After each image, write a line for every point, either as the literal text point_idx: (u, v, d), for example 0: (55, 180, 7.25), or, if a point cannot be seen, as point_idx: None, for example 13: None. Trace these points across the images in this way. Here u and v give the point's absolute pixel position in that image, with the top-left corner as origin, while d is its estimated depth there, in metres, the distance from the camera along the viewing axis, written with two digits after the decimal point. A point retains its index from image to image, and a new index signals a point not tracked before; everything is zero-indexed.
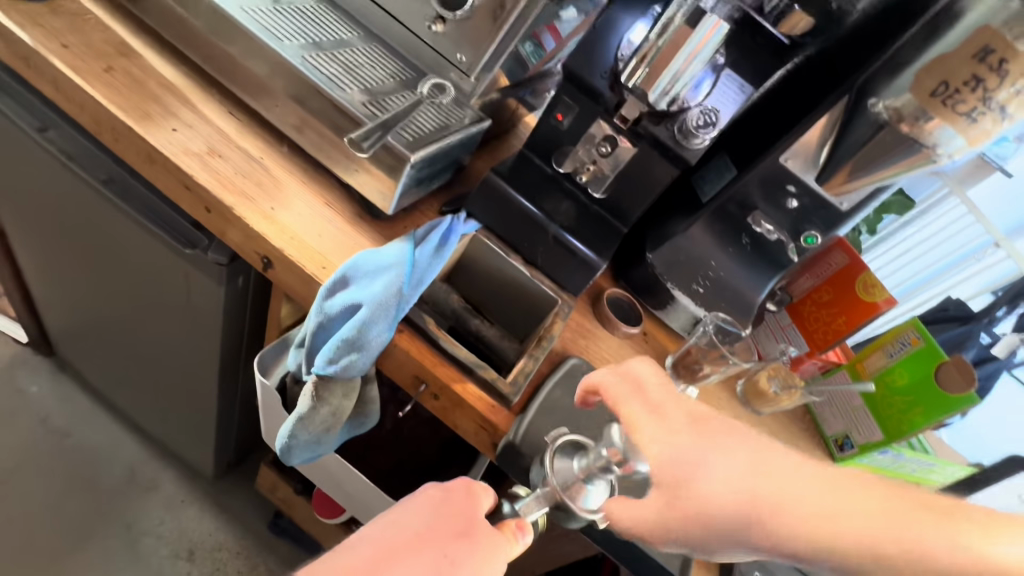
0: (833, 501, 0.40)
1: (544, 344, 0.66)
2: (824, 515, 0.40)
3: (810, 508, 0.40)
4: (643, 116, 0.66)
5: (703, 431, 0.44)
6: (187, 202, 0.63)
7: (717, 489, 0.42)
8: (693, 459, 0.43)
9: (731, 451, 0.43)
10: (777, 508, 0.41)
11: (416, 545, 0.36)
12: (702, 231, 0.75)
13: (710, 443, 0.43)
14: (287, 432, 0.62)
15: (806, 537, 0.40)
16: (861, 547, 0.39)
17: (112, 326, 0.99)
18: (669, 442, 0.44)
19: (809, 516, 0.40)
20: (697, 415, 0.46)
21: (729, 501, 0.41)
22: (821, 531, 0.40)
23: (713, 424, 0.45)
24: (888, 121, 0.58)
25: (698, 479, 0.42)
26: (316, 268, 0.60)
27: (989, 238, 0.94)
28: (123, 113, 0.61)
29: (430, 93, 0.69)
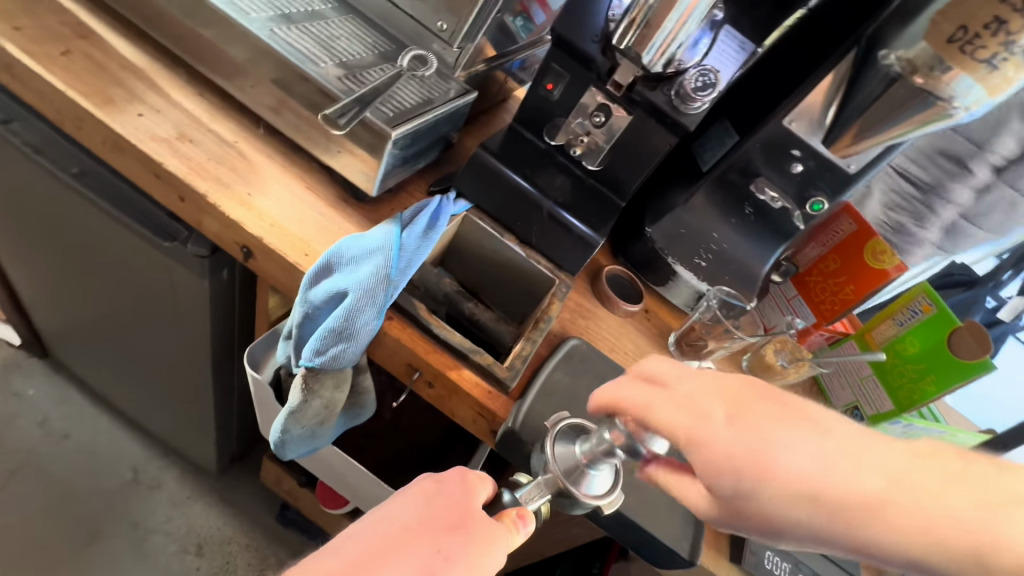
0: (972, 515, 0.32)
1: (541, 327, 0.63)
2: (956, 524, 0.32)
3: (939, 517, 0.33)
4: (637, 81, 0.62)
5: (754, 423, 0.36)
6: (159, 191, 0.59)
7: (793, 493, 0.35)
8: (748, 457, 0.35)
9: (798, 444, 0.35)
10: (890, 515, 0.33)
11: (405, 539, 0.34)
12: (704, 200, 0.73)
13: (767, 436, 0.36)
14: (279, 427, 0.60)
15: (931, 550, 0.32)
16: (1017, 565, 0.31)
17: (100, 325, 0.97)
18: (697, 430, 0.37)
19: (934, 526, 0.33)
20: (742, 397, 0.38)
21: (804, 496, 0.34)
22: (950, 544, 0.32)
23: (766, 408, 0.37)
24: (901, 74, 0.52)
25: (767, 484, 0.35)
26: (299, 255, 0.57)
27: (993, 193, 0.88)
28: (85, 99, 0.58)
29: (411, 65, 0.65)
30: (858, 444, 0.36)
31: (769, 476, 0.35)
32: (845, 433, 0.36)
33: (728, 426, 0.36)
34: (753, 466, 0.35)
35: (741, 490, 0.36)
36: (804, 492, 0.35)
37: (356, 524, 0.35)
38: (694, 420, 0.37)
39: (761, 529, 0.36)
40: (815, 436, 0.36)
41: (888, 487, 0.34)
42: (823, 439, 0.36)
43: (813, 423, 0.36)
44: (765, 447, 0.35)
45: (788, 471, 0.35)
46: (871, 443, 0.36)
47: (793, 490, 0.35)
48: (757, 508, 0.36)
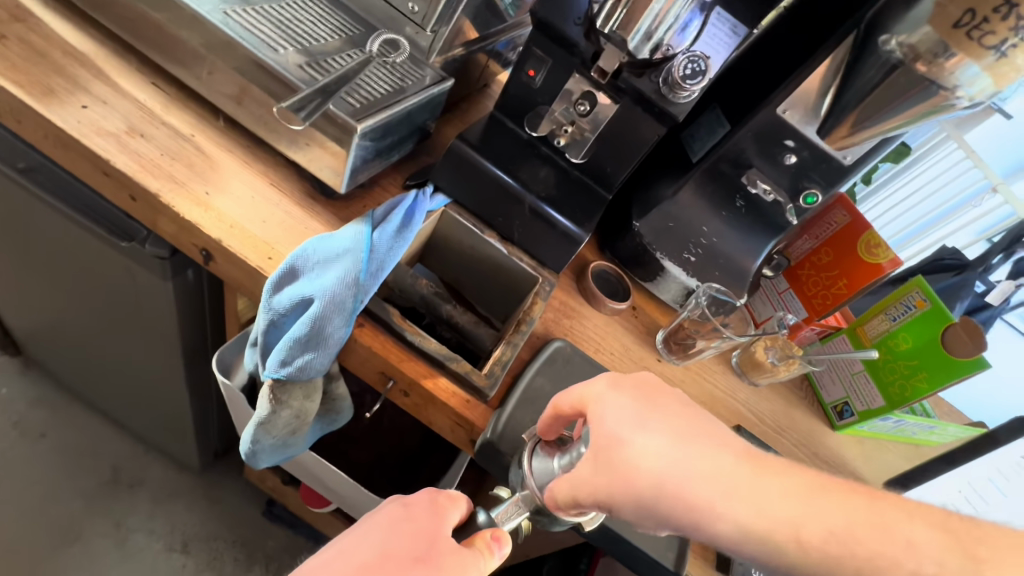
0: (803, 502, 0.33)
1: (523, 329, 0.60)
2: (785, 506, 0.33)
3: (774, 497, 0.34)
4: (623, 67, 0.58)
5: (646, 398, 0.40)
6: (110, 190, 0.55)
7: (653, 459, 0.37)
8: (630, 426, 0.38)
9: (673, 428, 0.38)
10: (728, 485, 0.35)
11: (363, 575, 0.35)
12: (693, 193, 0.69)
13: (655, 416, 0.39)
14: (249, 438, 0.57)
15: (761, 522, 0.33)
16: (830, 545, 0.32)
17: (67, 323, 0.93)
18: (599, 400, 0.41)
19: (768, 503, 0.34)
20: (652, 390, 0.41)
21: (659, 471, 0.36)
22: (776, 521, 0.33)
23: (664, 396, 0.41)
24: (902, 60, 0.50)
25: (633, 443, 0.37)
26: (261, 259, 0.53)
27: (986, 182, 0.84)
28: (22, 90, 0.53)
29: (381, 51, 0.59)
30: (728, 442, 0.38)
31: (638, 437, 0.38)
32: (716, 427, 0.39)
33: (620, 396, 0.40)
34: (626, 429, 0.38)
35: (608, 448, 0.38)
36: (661, 463, 0.36)
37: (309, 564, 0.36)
38: (602, 391, 0.41)
39: (620, 495, 0.37)
40: (690, 418, 0.39)
41: (738, 466, 0.36)
42: (698, 424, 0.39)
43: (694, 413, 0.40)
44: (645, 420, 0.39)
45: (654, 443, 0.37)
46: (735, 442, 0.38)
47: (654, 458, 0.37)
48: (620, 466, 0.37)
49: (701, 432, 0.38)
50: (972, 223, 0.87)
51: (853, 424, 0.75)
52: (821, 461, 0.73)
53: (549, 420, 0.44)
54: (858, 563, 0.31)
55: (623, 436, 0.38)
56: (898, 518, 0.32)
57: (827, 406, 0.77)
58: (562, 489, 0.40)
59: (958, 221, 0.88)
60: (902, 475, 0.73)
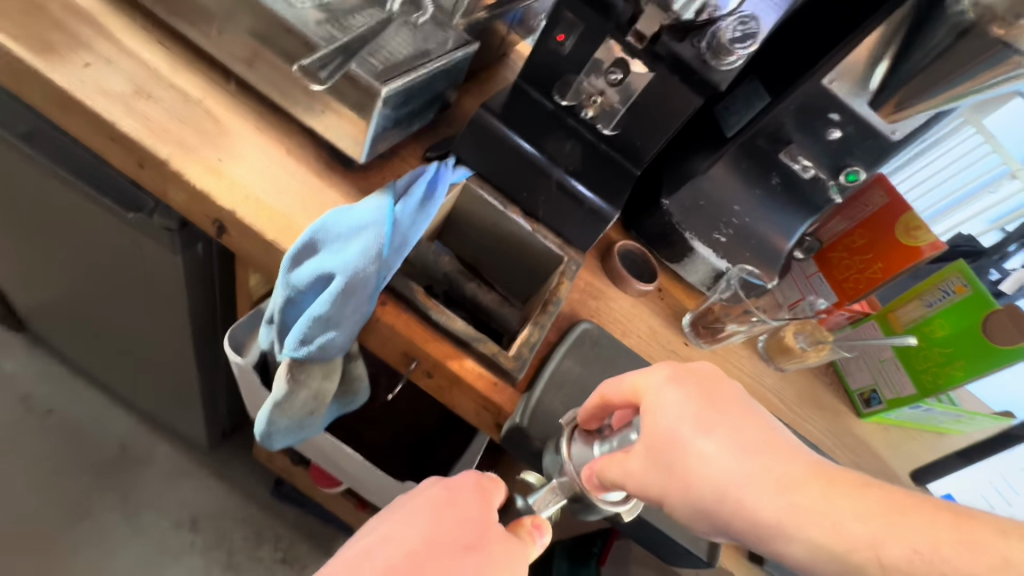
0: (880, 520, 0.30)
1: (550, 310, 0.58)
2: (860, 523, 0.31)
3: (848, 515, 0.31)
4: (663, 31, 0.54)
5: (710, 397, 0.37)
6: (115, 156, 0.52)
7: (714, 463, 0.35)
8: (687, 425, 0.36)
9: (735, 432, 0.36)
10: (793, 498, 0.33)
11: (413, 563, 0.33)
12: (726, 170, 0.65)
13: (713, 415, 0.37)
14: (264, 419, 0.55)
15: (832, 539, 0.31)
16: (917, 567, 0.29)
17: (71, 297, 0.91)
18: (652, 396, 0.38)
19: (840, 521, 0.31)
20: (712, 386, 0.38)
21: (719, 476, 0.34)
22: (853, 541, 0.31)
23: (724, 394, 0.38)
24: (975, 23, 0.48)
25: (694, 447, 0.35)
26: (278, 232, 0.50)
27: (1004, 168, 0.77)
28: (19, 45, 0.49)
29: (403, 10, 0.55)
30: (793, 451, 0.35)
31: (696, 438, 0.36)
32: (776, 435, 0.36)
33: (680, 392, 0.38)
34: (685, 430, 0.36)
35: (666, 448, 0.36)
36: (721, 466, 0.35)
37: (354, 553, 0.33)
38: (655, 387, 0.39)
39: (676, 496, 0.36)
40: (750, 421, 0.37)
41: (806, 480, 0.33)
42: (760, 429, 0.36)
43: (757, 417, 0.37)
44: (707, 421, 0.36)
45: (713, 447, 0.35)
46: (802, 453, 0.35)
47: (715, 465, 0.35)
48: (679, 467, 0.36)
49: (765, 439, 0.36)
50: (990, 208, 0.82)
51: (880, 412, 0.73)
52: (849, 450, 0.71)
53: (593, 408, 0.42)
54: None
55: (683, 436, 0.36)
56: (994, 540, 0.28)
57: (853, 394, 0.74)
58: (608, 471, 0.39)
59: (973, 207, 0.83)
60: (931, 465, 0.72)
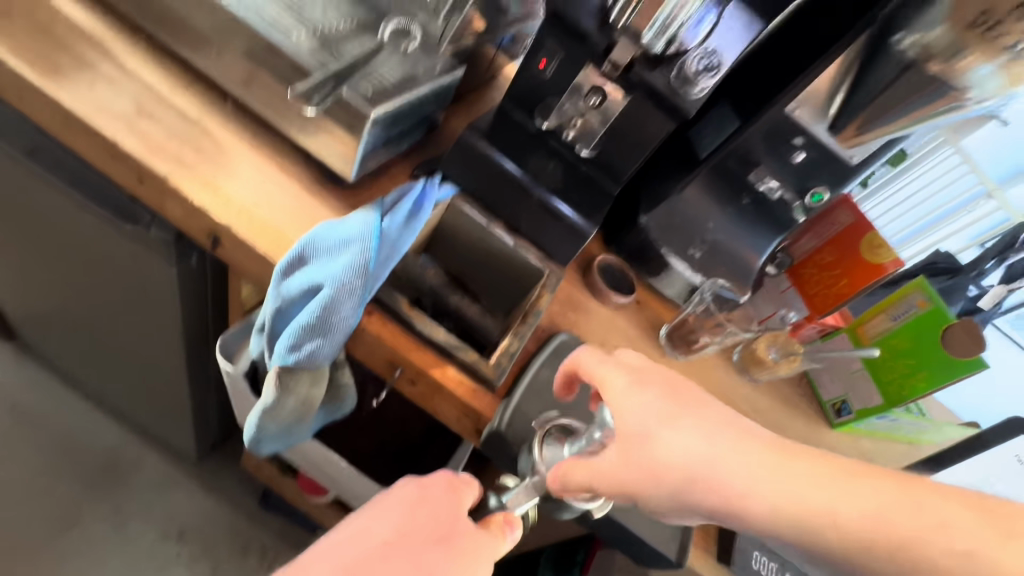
0: (834, 489, 0.36)
1: (530, 321, 0.60)
2: (817, 495, 0.36)
3: (808, 487, 0.36)
4: (636, 60, 0.58)
5: (673, 391, 0.42)
6: (116, 172, 0.55)
7: (682, 451, 0.39)
8: (653, 420, 0.41)
9: (701, 423, 0.40)
10: (758, 475, 0.37)
11: (384, 553, 0.35)
12: (699, 190, 0.69)
13: (679, 411, 0.41)
14: (253, 425, 0.57)
15: (795, 511, 0.36)
16: (866, 526, 0.34)
17: (65, 307, 0.92)
18: (622, 394, 0.43)
19: (800, 493, 0.36)
20: (674, 384, 0.43)
21: (685, 464, 0.39)
22: (813, 509, 0.35)
23: (687, 393, 0.42)
24: (915, 60, 0.53)
25: (660, 437, 0.40)
26: (270, 245, 0.53)
27: (982, 188, 0.83)
28: (28, 67, 0.52)
29: (393, 39, 0.59)
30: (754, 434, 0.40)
31: (666, 432, 0.40)
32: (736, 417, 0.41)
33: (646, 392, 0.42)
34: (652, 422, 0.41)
35: (639, 441, 0.41)
36: (689, 453, 0.39)
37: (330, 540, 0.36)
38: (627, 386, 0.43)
39: (649, 482, 0.40)
40: (711, 407, 0.42)
41: (769, 457, 0.38)
42: (719, 414, 0.41)
43: (720, 410, 0.42)
44: (676, 415, 0.41)
45: (677, 445, 0.39)
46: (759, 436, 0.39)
47: (685, 453, 0.39)
48: (653, 458, 0.40)
49: (730, 426, 0.40)
50: (969, 227, 0.86)
51: (850, 422, 0.76)
52: None
53: (566, 376, 0.48)
54: (892, 544, 0.34)
55: (654, 430, 0.40)
56: (929, 495, 0.34)
57: (825, 404, 0.77)
58: (575, 473, 0.43)
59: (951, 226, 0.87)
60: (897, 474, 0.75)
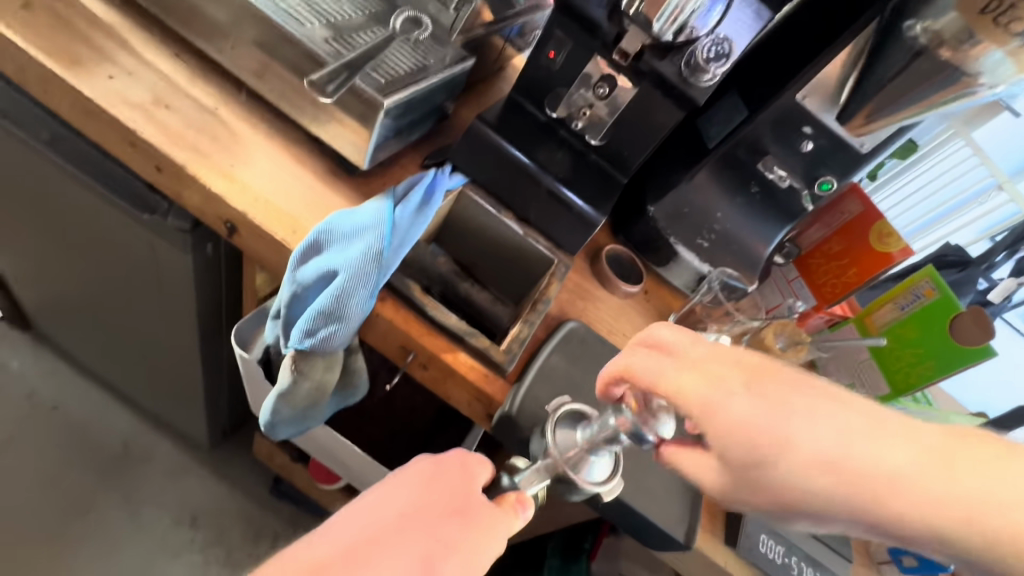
0: (1006, 486, 0.30)
1: (539, 309, 0.61)
2: (986, 497, 0.29)
3: (975, 486, 0.30)
4: (645, 49, 0.58)
5: (773, 393, 0.33)
6: (135, 161, 0.56)
7: (819, 473, 0.31)
8: (764, 425, 0.32)
9: (823, 421, 0.32)
10: (923, 494, 0.30)
11: (401, 523, 0.36)
12: (708, 178, 0.70)
13: (788, 407, 0.32)
14: (269, 408, 0.58)
15: (977, 532, 0.29)
16: None
17: (81, 296, 0.94)
18: (711, 396, 0.34)
19: (985, 509, 0.29)
20: (760, 371, 0.34)
21: (823, 476, 0.31)
22: (986, 515, 0.29)
23: (782, 377, 0.34)
24: (926, 47, 0.53)
25: (783, 445, 0.32)
26: (286, 232, 0.54)
27: (992, 180, 0.82)
28: (49, 59, 0.54)
29: (404, 28, 0.60)
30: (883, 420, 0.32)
31: (786, 441, 0.32)
32: (869, 408, 0.32)
33: (749, 401, 0.33)
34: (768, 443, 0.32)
35: (754, 454, 0.32)
36: (822, 464, 0.31)
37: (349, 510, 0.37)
38: (707, 388, 0.34)
39: (781, 510, 0.33)
40: (842, 408, 0.32)
41: (928, 466, 0.30)
42: (853, 416, 0.32)
43: (838, 398, 0.33)
44: (789, 416, 0.32)
45: (805, 450, 0.31)
46: (897, 424, 0.32)
47: (820, 460, 0.31)
48: (774, 476, 0.32)
49: (859, 418, 0.32)
50: (978, 220, 0.87)
51: None
52: None
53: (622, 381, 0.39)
54: None
55: (769, 436, 0.32)
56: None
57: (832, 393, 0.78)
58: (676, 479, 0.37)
59: (963, 218, 0.88)
60: None
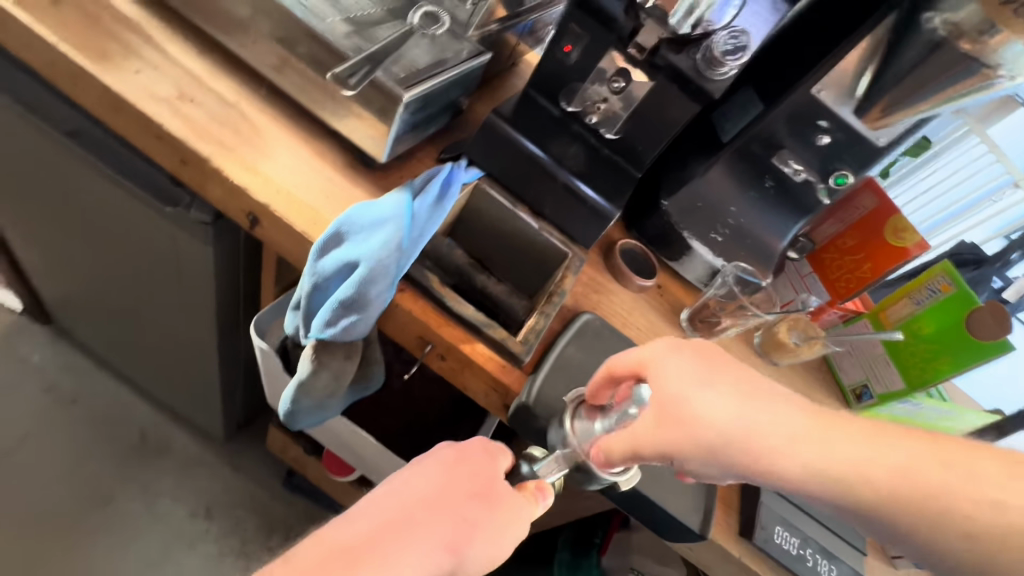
0: (876, 450, 0.39)
1: (555, 301, 0.62)
2: (857, 457, 0.39)
3: (851, 449, 0.39)
4: (662, 43, 0.59)
5: (702, 362, 0.45)
6: (160, 154, 0.57)
7: (721, 415, 0.42)
8: (685, 385, 0.43)
9: (731, 390, 0.43)
10: (798, 439, 0.40)
11: (427, 507, 0.38)
12: (722, 172, 0.70)
13: (710, 375, 0.44)
14: (289, 398, 0.59)
15: (853, 487, 0.39)
16: (906, 486, 0.38)
17: (101, 289, 0.96)
18: (653, 358, 0.46)
19: (859, 467, 0.39)
20: (699, 348, 0.46)
21: (725, 426, 0.42)
22: (855, 471, 0.39)
23: (716, 358, 0.45)
24: (945, 38, 0.52)
25: (697, 400, 0.43)
26: (307, 224, 0.55)
27: (1009, 177, 0.81)
28: (80, 55, 0.55)
29: (422, 23, 0.60)
30: (786, 398, 0.43)
31: (700, 398, 0.43)
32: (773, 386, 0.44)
33: (679, 357, 0.45)
34: (687, 391, 0.43)
35: (672, 405, 0.43)
36: (723, 416, 0.42)
37: (378, 492, 0.39)
38: (648, 353, 0.47)
39: (693, 455, 0.42)
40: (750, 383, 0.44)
41: (807, 428, 0.41)
42: (758, 385, 0.44)
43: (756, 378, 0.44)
44: (709, 381, 0.44)
45: (713, 402, 0.42)
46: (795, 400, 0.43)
47: (719, 415, 0.42)
48: (687, 422, 0.42)
49: (759, 391, 0.43)
50: (992, 218, 0.85)
51: (872, 407, 0.77)
52: None
53: (602, 380, 0.48)
54: (939, 504, 0.37)
55: (687, 394, 0.43)
56: (965, 452, 0.38)
57: (844, 389, 0.78)
58: (614, 445, 0.45)
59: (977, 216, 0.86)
60: None
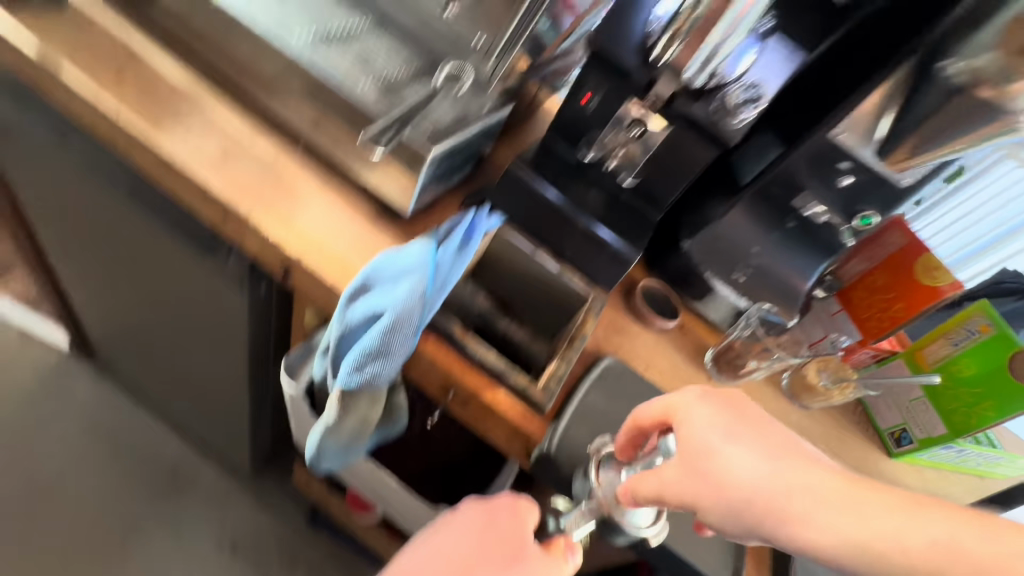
0: (903, 520, 0.38)
1: (576, 344, 0.65)
2: (882, 524, 0.38)
3: (876, 516, 0.38)
4: (677, 94, 0.59)
5: (729, 414, 0.45)
6: (203, 210, 0.61)
7: (746, 471, 0.42)
8: (710, 438, 0.43)
9: (756, 448, 0.43)
10: (821, 500, 0.40)
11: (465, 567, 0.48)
12: (742, 214, 0.69)
13: (734, 428, 0.44)
14: (316, 441, 0.61)
15: (877, 554, 0.37)
16: (933, 554, 0.36)
17: (142, 328, 1.01)
18: (679, 407, 0.46)
19: (884, 535, 0.38)
20: (726, 400, 0.46)
21: (749, 483, 0.41)
22: (880, 539, 0.38)
23: (741, 411, 0.45)
24: (963, 85, 0.55)
25: (724, 453, 0.42)
26: (338, 274, 0.58)
27: None
28: (138, 122, 0.60)
29: (446, 84, 0.63)
30: (810, 460, 0.42)
31: (726, 452, 0.42)
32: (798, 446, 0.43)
33: (708, 407, 0.45)
34: (712, 444, 0.43)
35: (699, 457, 0.43)
36: (747, 473, 0.42)
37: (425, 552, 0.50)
38: (676, 400, 0.46)
39: (715, 508, 0.42)
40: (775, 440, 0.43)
41: (830, 490, 0.40)
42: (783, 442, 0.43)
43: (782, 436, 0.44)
44: (735, 435, 0.43)
45: (738, 457, 0.42)
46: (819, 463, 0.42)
47: (743, 470, 0.42)
48: (711, 475, 0.42)
49: (784, 449, 0.43)
50: None
51: (911, 451, 0.73)
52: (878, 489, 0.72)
53: (630, 430, 0.48)
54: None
55: (714, 447, 0.43)
56: (1001, 530, 0.36)
57: (882, 433, 0.75)
58: (641, 488, 0.45)
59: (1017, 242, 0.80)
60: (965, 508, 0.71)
